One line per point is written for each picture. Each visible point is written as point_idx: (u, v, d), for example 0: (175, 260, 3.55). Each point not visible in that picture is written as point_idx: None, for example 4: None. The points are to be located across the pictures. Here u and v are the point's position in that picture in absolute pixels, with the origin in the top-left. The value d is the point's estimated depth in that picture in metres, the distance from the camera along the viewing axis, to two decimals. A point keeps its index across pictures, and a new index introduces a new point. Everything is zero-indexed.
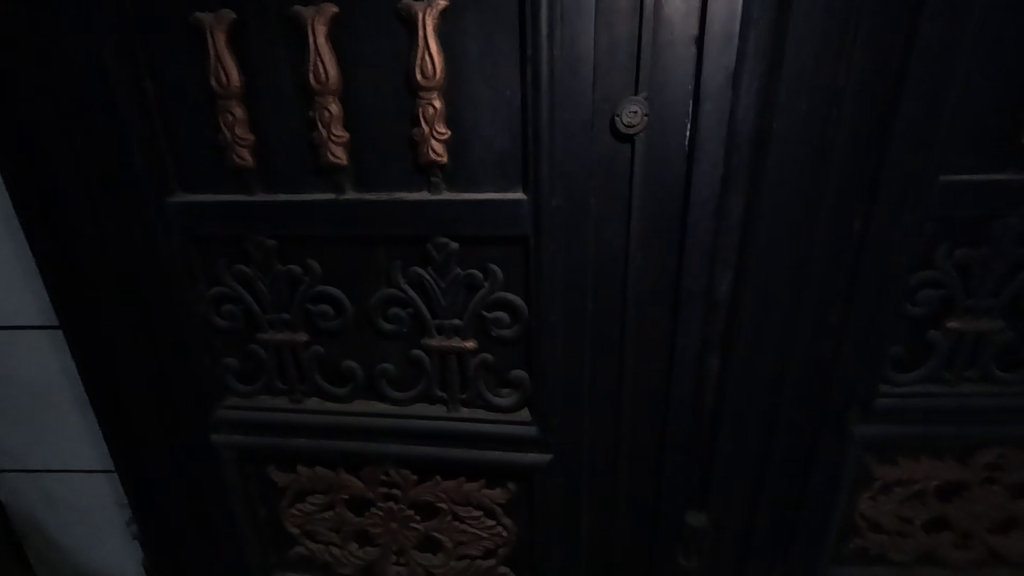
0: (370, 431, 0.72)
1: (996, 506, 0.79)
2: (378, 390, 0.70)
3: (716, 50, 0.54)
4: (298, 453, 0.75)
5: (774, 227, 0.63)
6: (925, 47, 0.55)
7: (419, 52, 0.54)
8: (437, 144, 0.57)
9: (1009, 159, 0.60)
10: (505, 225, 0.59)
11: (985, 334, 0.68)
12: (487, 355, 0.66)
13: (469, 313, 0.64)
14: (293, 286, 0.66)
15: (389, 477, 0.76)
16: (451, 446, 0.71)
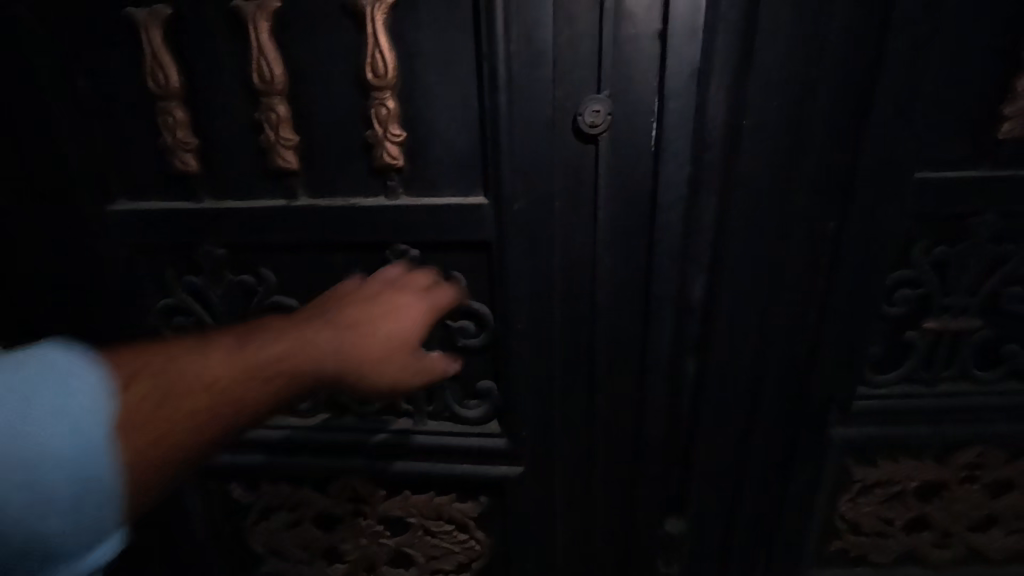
0: (334, 446, 0.69)
1: (976, 504, 0.78)
2: (341, 403, 0.67)
3: (680, 45, 0.51)
4: (260, 470, 0.72)
5: (746, 227, 0.61)
6: (898, 39, 0.53)
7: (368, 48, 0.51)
8: (393, 146, 0.54)
9: (984, 155, 0.58)
10: (466, 230, 0.56)
11: (962, 333, 0.66)
12: (453, 365, 0.64)
13: (433, 322, 0.61)
14: (246, 297, 0.63)
15: (356, 492, 0.73)
16: (419, 460, 0.68)
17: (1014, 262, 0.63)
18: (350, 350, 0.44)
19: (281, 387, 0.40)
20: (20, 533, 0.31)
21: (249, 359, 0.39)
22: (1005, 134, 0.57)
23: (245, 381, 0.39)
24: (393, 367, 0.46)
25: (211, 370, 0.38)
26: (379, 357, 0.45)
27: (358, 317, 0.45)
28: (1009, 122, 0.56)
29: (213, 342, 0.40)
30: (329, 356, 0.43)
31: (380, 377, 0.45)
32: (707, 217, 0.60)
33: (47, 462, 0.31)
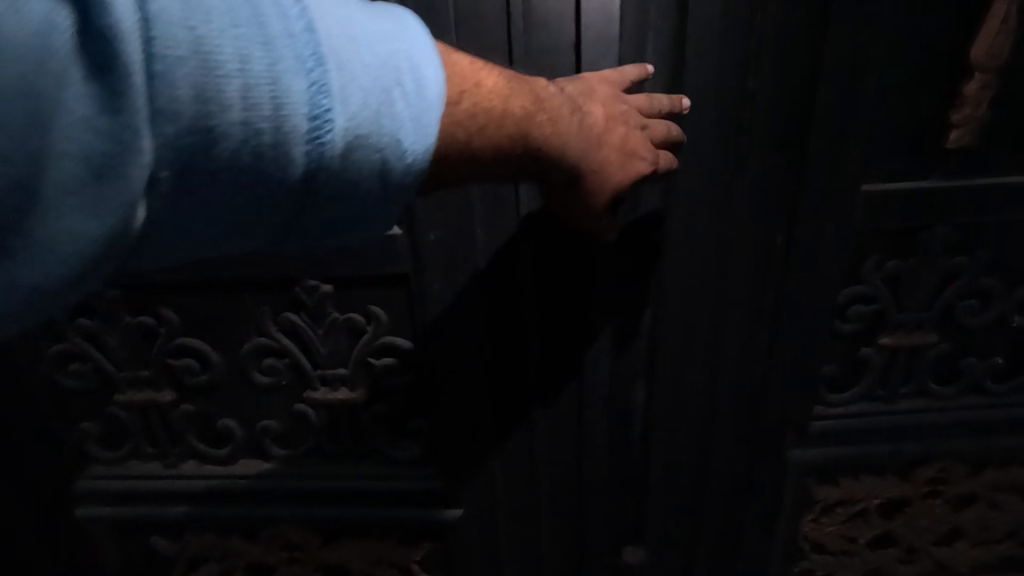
0: (258, 494, 0.63)
1: (940, 519, 0.75)
2: (264, 448, 0.62)
3: (596, 56, 0.48)
4: (181, 521, 0.66)
5: (688, 246, 0.57)
6: (836, 43, 0.49)
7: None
8: None
9: (934, 163, 0.55)
10: (380, 262, 0.53)
11: (918, 348, 0.63)
12: (380, 406, 0.59)
13: (354, 361, 0.57)
14: (148, 338, 0.57)
15: (289, 540, 0.67)
16: (351, 506, 0.64)
17: (969, 273, 0.60)
18: (586, 146, 0.41)
19: (518, 113, 0.38)
20: (340, 194, 0.30)
21: (506, 114, 0.37)
22: (954, 142, 0.53)
23: (515, 101, 0.38)
24: (606, 179, 0.43)
25: (474, 76, 0.37)
26: (612, 131, 0.43)
27: (618, 130, 0.43)
28: (958, 129, 0.53)
29: (526, 90, 0.39)
30: (569, 124, 0.40)
31: (595, 155, 0.42)
32: (646, 237, 0.56)
33: (419, 115, 0.31)
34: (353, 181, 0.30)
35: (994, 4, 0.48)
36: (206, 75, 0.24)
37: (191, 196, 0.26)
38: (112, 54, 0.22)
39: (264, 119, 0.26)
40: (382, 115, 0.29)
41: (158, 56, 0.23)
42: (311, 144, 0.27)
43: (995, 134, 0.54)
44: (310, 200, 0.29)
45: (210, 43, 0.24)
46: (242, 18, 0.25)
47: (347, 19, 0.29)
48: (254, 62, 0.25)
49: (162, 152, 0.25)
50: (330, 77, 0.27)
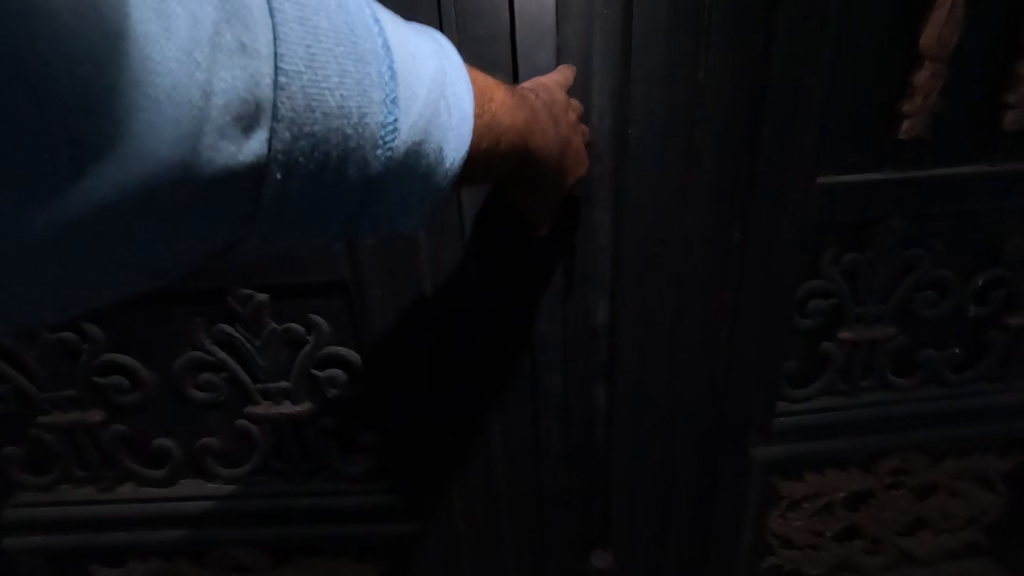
0: (202, 517, 0.61)
1: (902, 509, 0.76)
2: (204, 469, 0.59)
3: (532, 48, 0.47)
4: (118, 549, 0.63)
5: (643, 245, 0.56)
6: (787, 32, 0.48)
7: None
8: None
9: (887, 154, 0.54)
10: (317, 270, 0.51)
11: (877, 341, 0.63)
12: (328, 419, 0.57)
13: (297, 373, 0.55)
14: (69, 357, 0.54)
15: (238, 560, 0.65)
16: (302, 525, 0.62)
17: (925, 265, 0.59)
18: (563, 152, 0.43)
19: (523, 121, 0.38)
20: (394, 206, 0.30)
21: (513, 126, 0.37)
22: (905, 133, 0.52)
23: (519, 113, 0.38)
24: (559, 177, 0.45)
25: (487, 90, 0.36)
26: (576, 137, 0.45)
27: (573, 128, 0.45)
28: (910, 118, 0.52)
29: (520, 100, 0.39)
30: (551, 131, 0.41)
31: (564, 159, 0.44)
32: (599, 235, 0.55)
33: (463, 128, 0.32)
34: (412, 193, 0.30)
35: None
36: (314, 88, 0.24)
37: (281, 207, 0.26)
38: (245, 68, 0.22)
39: (352, 133, 0.26)
40: (439, 127, 0.30)
41: (278, 68, 0.23)
42: (387, 159, 0.27)
43: (947, 124, 0.54)
44: (377, 209, 0.29)
45: (320, 57, 0.24)
46: (345, 33, 0.25)
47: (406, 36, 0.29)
48: (352, 75, 0.25)
49: (271, 161, 0.24)
50: (404, 90, 0.28)
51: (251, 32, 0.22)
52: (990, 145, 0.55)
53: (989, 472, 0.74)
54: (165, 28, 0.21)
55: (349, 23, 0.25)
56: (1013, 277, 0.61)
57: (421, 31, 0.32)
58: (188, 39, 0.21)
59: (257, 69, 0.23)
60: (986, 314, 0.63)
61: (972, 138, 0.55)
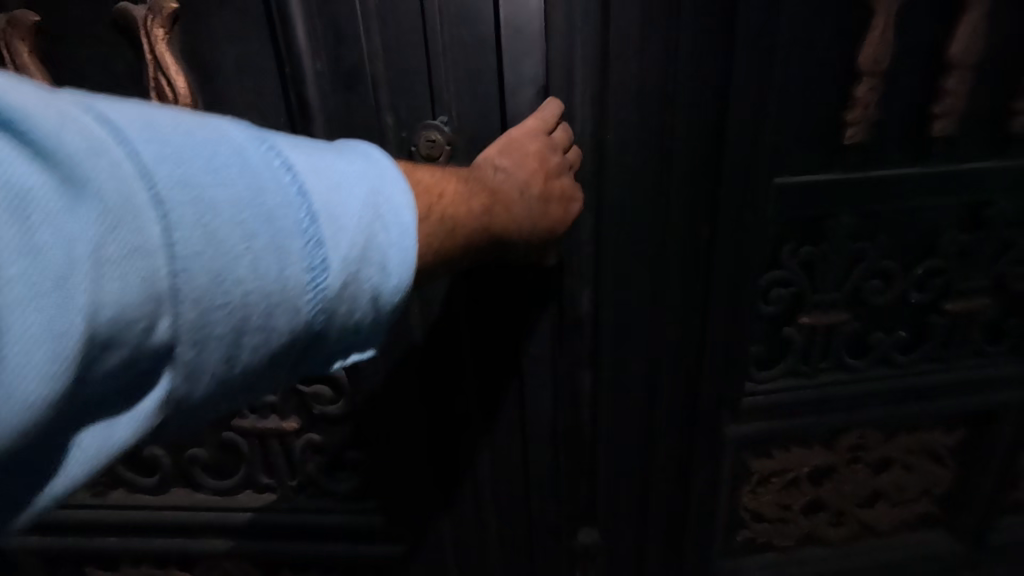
0: (188, 518, 0.78)
1: (861, 482, 0.83)
2: (196, 475, 0.75)
3: (520, 61, 0.53)
4: (126, 534, 0.80)
5: (621, 238, 0.62)
6: (742, 48, 0.55)
7: (157, 73, 0.53)
8: None
9: (836, 157, 0.61)
10: None
11: (833, 325, 0.70)
12: (313, 433, 0.72)
13: (289, 391, 0.69)
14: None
15: (224, 552, 0.81)
16: (279, 526, 0.78)
17: (872, 257, 0.67)
18: (544, 210, 0.49)
19: (480, 208, 0.45)
20: (337, 324, 0.36)
21: (471, 214, 0.44)
22: (850, 139, 0.59)
23: (475, 202, 0.44)
24: (551, 229, 0.51)
25: (438, 187, 0.42)
26: (559, 187, 0.50)
27: (557, 182, 0.50)
28: (853, 126, 0.59)
29: (481, 181, 0.46)
30: (524, 200, 0.48)
31: (547, 215, 0.50)
32: (583, 231, 0.61)
33: (404, 241, 0.36)
34: (351, 314, 0.36)
35: (873, 18, 0.55)
36: (219, 260, 0.30)
37: (204, 364, 0.32)
38: (142, 268, 0.28)
39: (275, 282, 0.32)
40: (378, 246, 0.36)
41: (176, 256, 0.29)
42: (313, 292, 0.34)
43: (886, 130, 0.61)
44: (320, 332, 0.36)
45: (220, 232, 0.30)
46: (245, 200, 0.31)
47: (320, 170, 0.35)
48: (261, 235, 0.31)
49: (182, 330, 0.30)
50: (322, 230, 0.33)
51: (141, 232, 0.28)
52: (925, 149, 0.62)
53: (938, 447, 0.82)
54: (42, 256, 0.25)
55: (249, 191, 0.31)
56: (948, 267, 0.68)
57: (356, 152, 0.38)
58: (73, 259, 0.26)
59: (152, 264, 0.28)
60: (927, 300, 0.70)
61: (910, 142, 0.62)
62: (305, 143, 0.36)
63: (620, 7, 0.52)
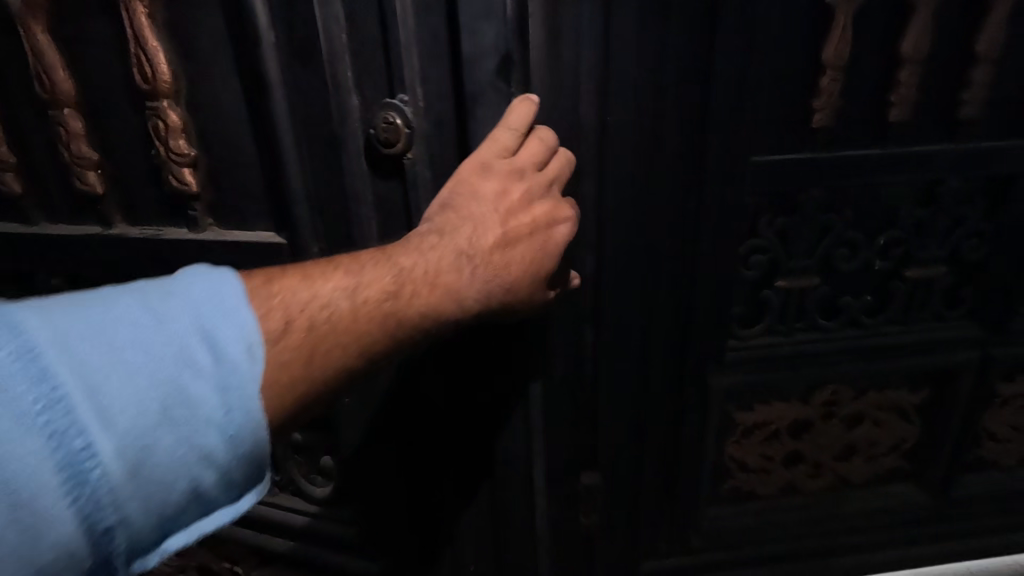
0: None
1: (836, 436, 0.92)
2: None
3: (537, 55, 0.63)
4: None
5: (620, 209, 0.72)
6: (721, 44, 0.65)
7: (139, 53, 0.62)
8: (180, 153, 0.66)
9: (805, 140, 0.71)
10: (266, 257, 0.71)
11: (806, 289, 0.79)
12: (296, 437, 0.84)
13: None
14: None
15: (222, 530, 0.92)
16: (266, 513, 0.89)
17: (839, 228, 0.76)
18: (484, 270, 0.53)
19: (384, 295, 0.50)
20: (138, 497, 0.38)
21: (356, 308, 0.48)
22: (817, 123, 0.70)
23: (370, 294, 0.49)
24: (535, 271, 0.56)
25: (311, 291, 0.48)
26: (526, 224, 0.56)
27: (526, 218, 0.56)
28: (819, 112, 0.69)
29: (381, 268, 0.51)
30: (456, 272, 0.52)
31: (506, 267, 0.54)
32: (587, 202, 0.71)
33: (222, 381, 0.41)
34: (145, 483, 0.38)
35: (834, 20, 0.65)
36: None
37: None
38: None
39: (5, 500, 0.33)
40: (182, 399, 0.39)
41: None
42: (71, 494, 0.35)
43: (848, 117, 0.71)
44: (105, 525, 0.37)
45: None
46: None
47: (93, 349, 0.37)
48: None
49: None
50: (77, 421, 0.35)
51: None
52: (883, 133, 0.72)
53: (905, 405, 0.91)
54: None
55: None
56: (907, 239, 0.78)
57: (191, 292, 0.42)
58: None
59: None
60: (888, 269, 0.80)
61: (869, 126, 0.72)
62: (83, 313, 0.39)
63: (619, 10, 0.63)
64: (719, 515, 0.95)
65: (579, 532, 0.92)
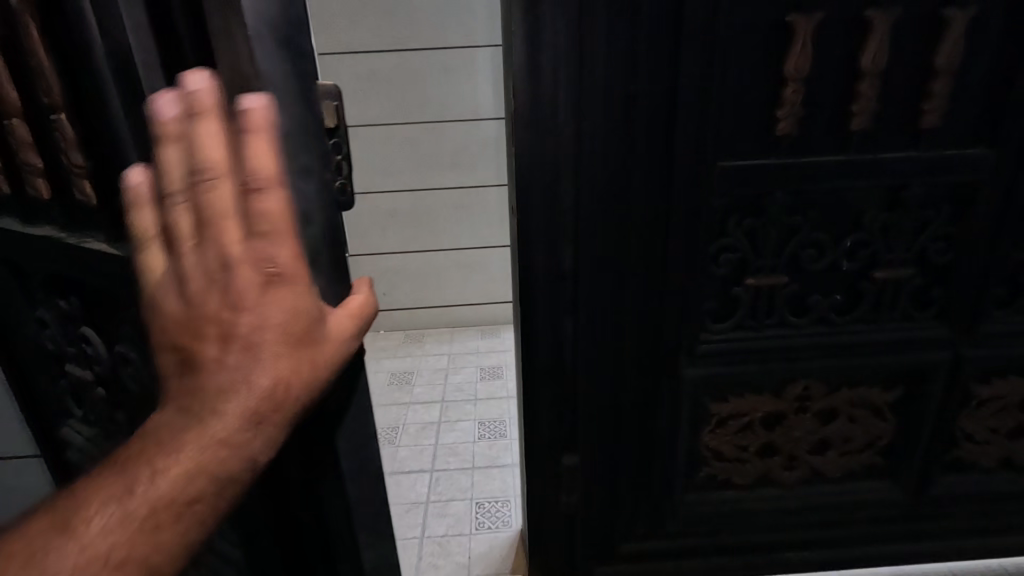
0: None
1: (809, 430, 0.96)
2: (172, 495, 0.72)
3: (519, 69, 0.71)
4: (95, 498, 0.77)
5: (595, 207, 0.78)
6: (688, 58, 0.71)
7: (33, 62, 0.52)
8: (82, 178, 0.56)
9: (769, 147, 0.77)
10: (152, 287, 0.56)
11: (776, 287, 0.84)
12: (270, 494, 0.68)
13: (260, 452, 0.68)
14: (69, 320, 0.68)
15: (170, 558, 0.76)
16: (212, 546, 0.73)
17: (804, 230, 0.82)
18: (242, 400, 0.42)
19: (112, 510, 0.40)
20: None
21: (98, 532, 0.39)
22: (781, 131, 0.75)
23: (93, 517, 0.39)
24: (293, 361, 0.44)
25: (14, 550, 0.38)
26: (247, 314, 0.42)
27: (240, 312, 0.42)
28: (782, 122, 0.74)
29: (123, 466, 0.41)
30: (195, 428, 0.42)
31: (252, 382, 0.43)
32: (565, 202, 0.78)
33: None
34: None
35: (796, 36, 0.71)
36: None
37: None
38: None
39: None
40: None
41: None
42: None
43: (812, 126, 0.76)
44: None
45: None
46: None
47: None
48: None
49: None
50: None
51: None
52: (847, 141, 0.77)
53: (878, 403, 0.95)
54: None
55: None
56: (873, 241, 0.82)
57: None
58: None
59: None
60: (856, 269, 0.85)
61: (832, 134, 0.77)
62: None
63: (592, 28, 0.70)
64: (696, 502, 1.00)
65: (561, 509, 0.99)
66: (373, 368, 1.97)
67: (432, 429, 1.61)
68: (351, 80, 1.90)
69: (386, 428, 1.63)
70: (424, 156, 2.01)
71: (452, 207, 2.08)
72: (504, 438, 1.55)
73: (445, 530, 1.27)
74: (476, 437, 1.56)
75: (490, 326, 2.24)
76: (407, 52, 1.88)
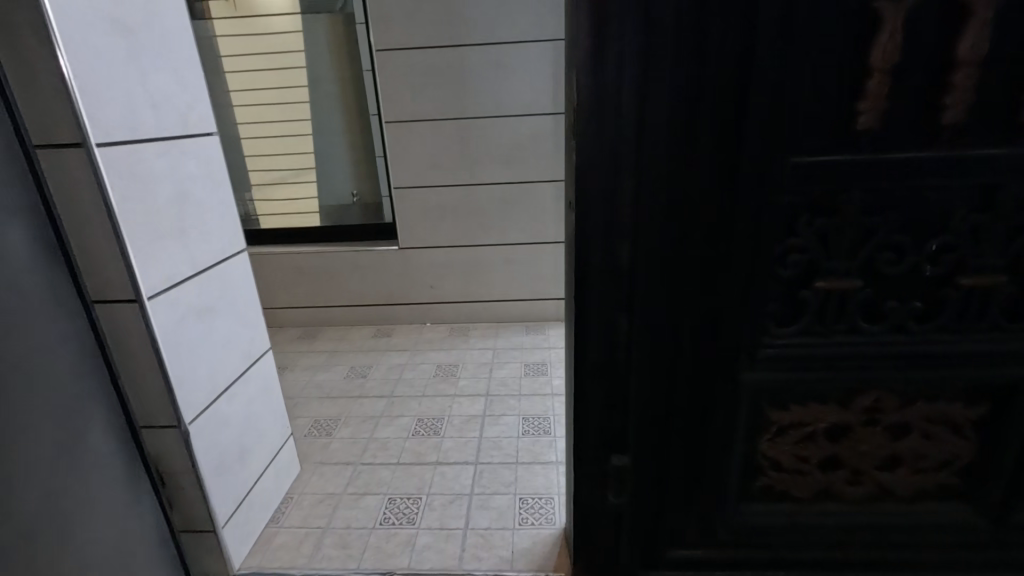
0: None
1: (878, 445, 0.91)
2: None
3: (584, 61, 0.70)
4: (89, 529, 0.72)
5: (656, 203, 0.76)
6: (763, 49, 0.68)
7: None
8: None
9: (847, 143, 0.72)
10: None
11: (848, 291, 0.80)
12: None
13: None
14: None
15: None
16: None
17: (882, 232, 0.76)
18: None
19: None
20: None
21: None
22: (861, 126, 0.71)
23: None
24: None
25: None
26: None
27: None
28: (863, 116, 0.70)
29: None
30: None
31: None
32: (625, 197, 0.76)
33: None
34: None
35: (883, 23, 0.66)
36: None
37: None
38: None
39: None
40: None
41: None
42: None
43: (897, 119, 0.71)
44: None
45: None
46: None
47: None
48: None
49: None
50: None
51: None
52: (936, 136, 0.71)
53: (958, 420, 0.88)
54: None
55: None
56: (960, 245, 0.76)
57: None
58: None
59: None
60: (939, 275, 0.79)
61: (921, 127, 0.71)
62: None
63: (662, 19, 0.68)
64: (750, 513, 0.96)
65: (609, 510, 0.97)
66: (420, 359, 2.01)
67: (477, 422, 1.63)
68: (407, 76, 1.94)
69: (431, 419, 1.66)
70: (475, 152, 2.02)
71: (501, 202, 2.09)
72: (548, 435, 1.55)
73: (488, 523, 1.25)
74: (519, 432, 1.57)
75: (536, 323, 2.24)
76: (463, 48, 1.89)
